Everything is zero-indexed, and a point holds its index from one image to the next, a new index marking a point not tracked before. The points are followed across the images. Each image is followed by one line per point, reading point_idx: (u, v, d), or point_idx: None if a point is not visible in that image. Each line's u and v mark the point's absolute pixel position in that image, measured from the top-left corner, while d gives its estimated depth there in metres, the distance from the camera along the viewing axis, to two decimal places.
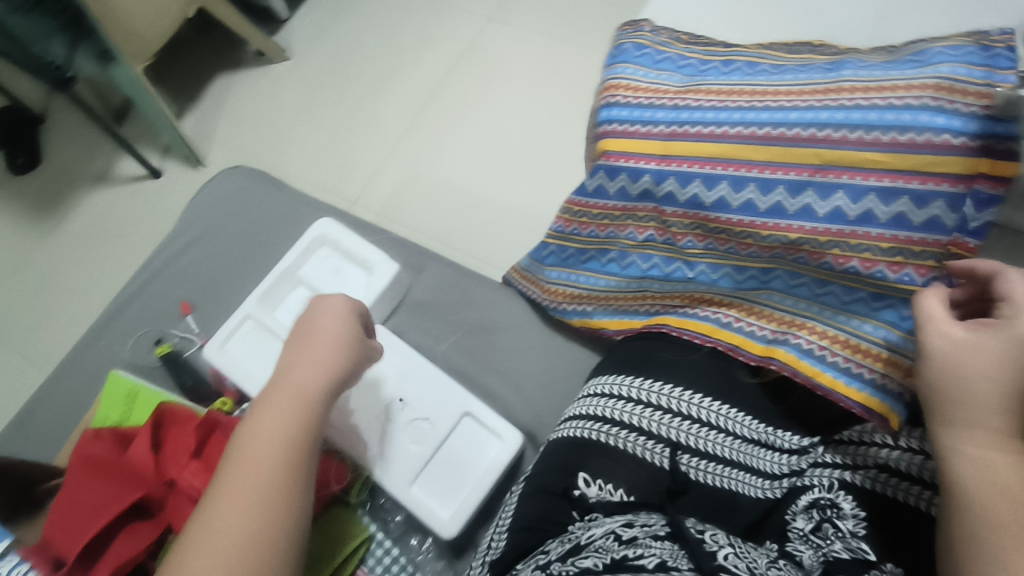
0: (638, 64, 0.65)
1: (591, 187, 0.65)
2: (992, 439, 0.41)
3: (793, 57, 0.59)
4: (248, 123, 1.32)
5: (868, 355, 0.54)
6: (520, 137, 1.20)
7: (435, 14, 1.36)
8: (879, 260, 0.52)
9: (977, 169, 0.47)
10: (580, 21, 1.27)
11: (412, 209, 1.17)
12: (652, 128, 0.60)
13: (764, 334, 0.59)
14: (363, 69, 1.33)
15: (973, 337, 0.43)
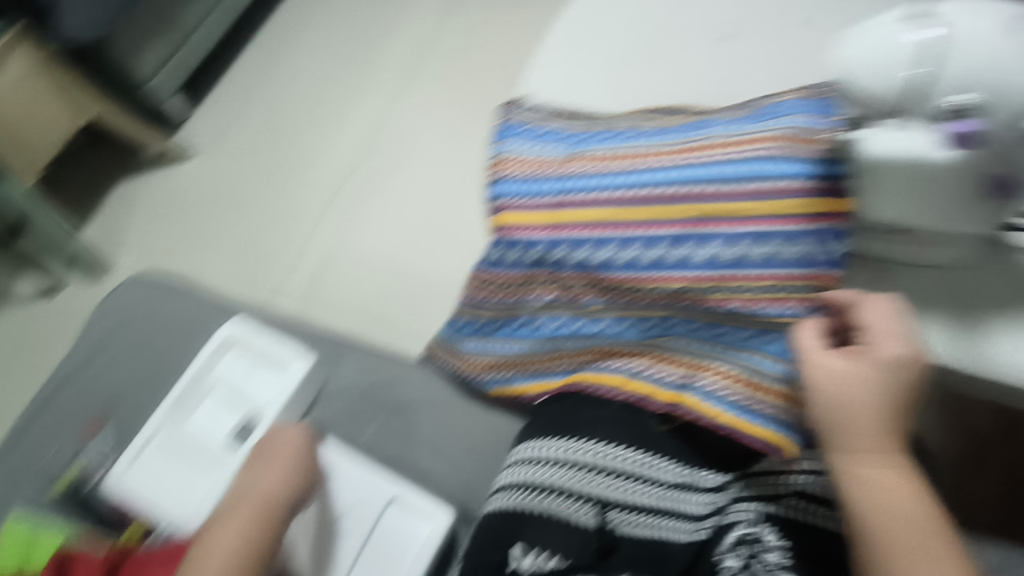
0: (523, 139, 0.69)
1: (494, 257, 0.68)
2: (878, 458, 0.48)
3: (661, 120, 0.64)
4: (177, 228, 1.45)
5: (765, 391, 0.55)
6: (421, 200, 1.34)
7: (338, 105, 1.52)
8: (759, 298, 0.55)
9: (824, 207, 0.52)
10: (464, 86, 1.44)
11: (336, 289, 1.30)
12: (540, 199, 0.64)
13: (676, 379, 0.60)
14: (277, 163, 1.48)
15: (847, 368, 0.48)
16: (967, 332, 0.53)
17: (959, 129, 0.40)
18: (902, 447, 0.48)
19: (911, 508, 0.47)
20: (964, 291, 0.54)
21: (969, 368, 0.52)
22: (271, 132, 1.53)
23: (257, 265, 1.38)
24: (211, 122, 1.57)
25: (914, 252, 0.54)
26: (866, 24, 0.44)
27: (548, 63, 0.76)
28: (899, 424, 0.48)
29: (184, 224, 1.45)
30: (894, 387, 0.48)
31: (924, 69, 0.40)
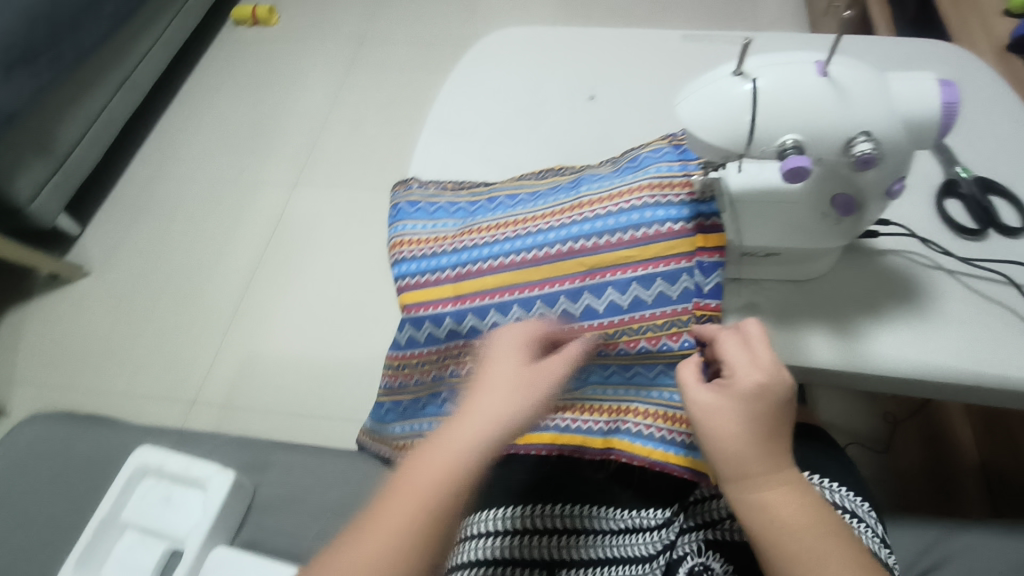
0: (417, 220, 0.72)
1: (404, 340, 0.68)
2: (766, 481, 0.47)
3: (542, 184, 0.68)
4: (78, 354, 1.38)
5: (676, 421, 0.61)
6: (337, 286, 1.37)
7: (239, 205, 1.57)
8: (660, 335, 0.58)
9: (696, 245, 0.57)
10: (364, 173, 1.57)
11: (260, 391, 1.28)
12: (440, 274, 0.65)
13: (599, 426, 0.65)
14: (182, 271, 1.47)
15: (715, 400, 0.49)
16: (849, 334, 0.57)
17: (788, 164, 0.46)
18: (789, 463, 0.48)
19: (808, 528, 0.46)
20: (836, 299, 0.59)
21: (857, 367, 0.56)
22: (170, 241, 1.52)
23: (171, 377, 1.33)
24: (106, 241, 1.55)
25: (785, 271, 0.60)
26: (699, 80, 0.49)
27: (429, 143, 0.77)
28: (780, 444, 0.48)
29: (86, 347, 1.39)
30: (762, 411, 0.48)
31: (747, 117, 0.46)
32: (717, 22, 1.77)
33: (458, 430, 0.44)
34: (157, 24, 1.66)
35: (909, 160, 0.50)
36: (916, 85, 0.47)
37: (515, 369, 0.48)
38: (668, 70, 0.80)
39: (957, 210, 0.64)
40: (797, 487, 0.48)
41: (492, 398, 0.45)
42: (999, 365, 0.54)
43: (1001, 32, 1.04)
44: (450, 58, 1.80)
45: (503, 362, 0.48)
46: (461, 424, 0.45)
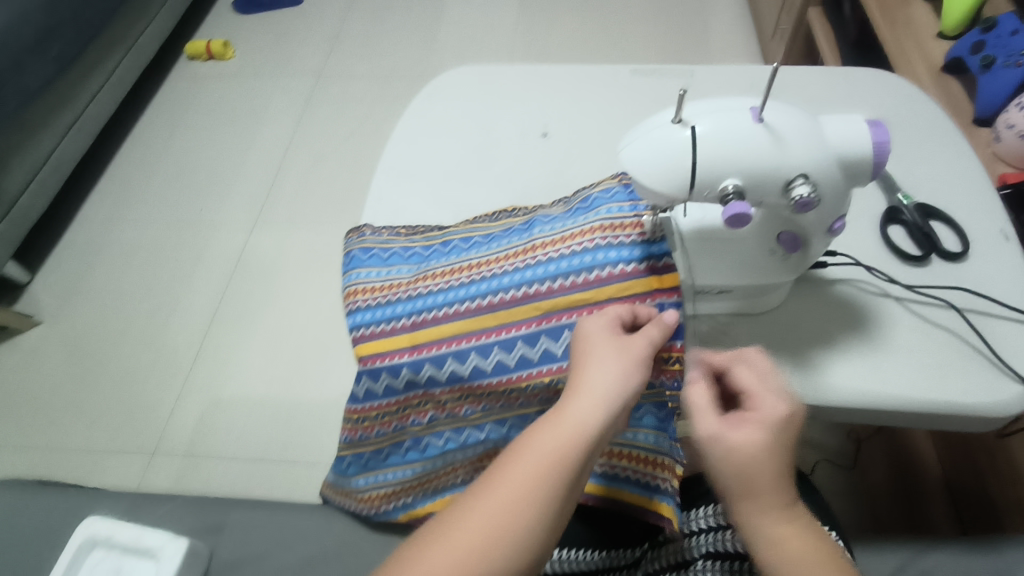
0: (370, 266, 0.70)
1: (360, 392, 0.65)
2: (779, 512, 0.47)
3: (496, 225, 0.68)
4: (27, 408, 1.31)
5: (658, 465, 0.61)
6: (301, 323, 1.35)
7: (198, 243, 1.54)
8: None
9: (651, 286, 0.57)
10: (324, 207, 1.56)
11: (224, 437, 1.24)
12: (396, 324, 0.63)
13: (604, 470, 0.65)
14: (138, 313, 1.42)
15: (745, 425, 0.48)
16: (804, 366, 0.58)
17: (730, 211, 0.46)
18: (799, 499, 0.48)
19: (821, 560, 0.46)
20: (790, 332, 0.60)
21: (813, 399, 0.56)
22: (126, 284, 1.48)
23: (129, 427, 1.27)
24: (58, 287, 1.49)
25: (738, 305, 0.61)
26: (640, 129, 0.50)
27: (381, 187, 0.77)
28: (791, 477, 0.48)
29: (37, 399, 1.32)
30: (785, 441, 0.48)
31: (687, 160, 0.47)
32: (670, 46, 1.82)
33: (571, 408, 0.48)
34: (107, 63, 1.63)
35: (849, 198, 0.51)
36: (848, 127, 0.48)
37: (627, 346, 0.50)
38: (618, 105, 0.81)
39: (900, 236, 0.66)
40: (801, 516, 0.48)
41: (601, 376, 0.49)
42: (947, 390, 0.55)
43: (935, 54, 1.08)
44: (409, 89, 1.81)
45: (614, 336, 0.51)
46: (570, 403, 0.48)
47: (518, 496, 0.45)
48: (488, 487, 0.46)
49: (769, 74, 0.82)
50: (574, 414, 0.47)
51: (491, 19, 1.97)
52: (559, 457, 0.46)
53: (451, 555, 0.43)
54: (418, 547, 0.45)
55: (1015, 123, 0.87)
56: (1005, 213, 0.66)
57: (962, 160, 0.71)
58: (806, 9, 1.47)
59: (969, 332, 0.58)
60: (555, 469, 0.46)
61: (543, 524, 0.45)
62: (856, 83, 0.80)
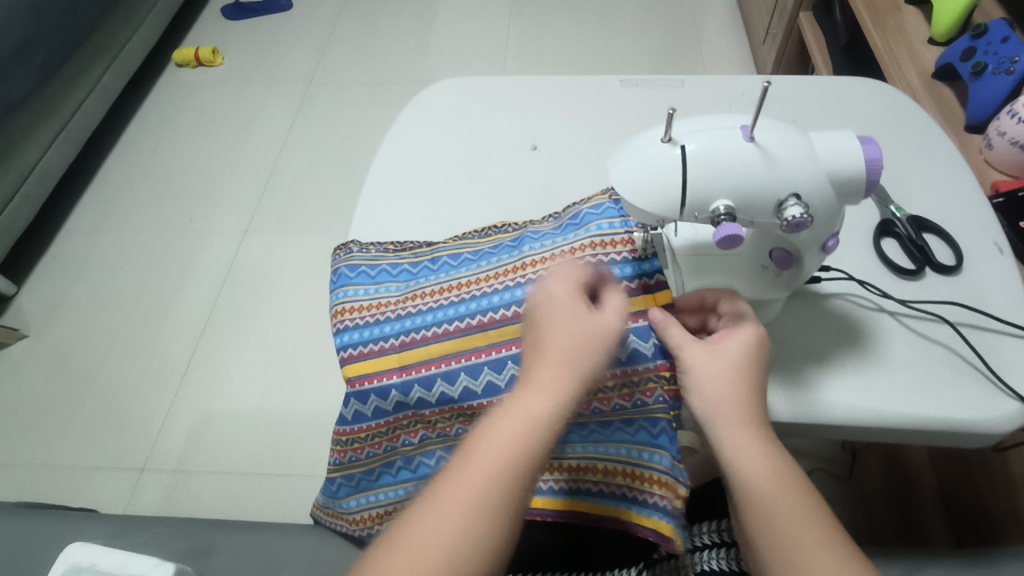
0: (358, 283, 0.67)
1: (349, 415, 0.63)
2: (756, 429, 0.49)
3: (485, 241, 0.67)
4: (12, 425, 1.28)
5: (634, 475, 0.57)
6: (293, 333, 1.34)
7: (187, 254, 1.52)
8: (612, 396, 0.56)
9: (643, 306, 0.55)
10: (315, 215, 1.55)
11: (214, 451, 1.22)
12: (384, 344, 0.61)
13: (555, 484, 0.61)
14: (126, 326, 1.40)
15: (715, 352, 0.52)
16: (798, 385, 0.57)
17: (721, 232, 0.45)
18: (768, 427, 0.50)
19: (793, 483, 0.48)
20: (786, 349, 0.59)
21: (808, 418, 0.55)
22: (114, 296, 1.46)
23: (117, 442, 1.25)
24: (44, 299, 1.47)
25: None
26: (629, 147, 0.49)
27: (369, 203, 0.75)
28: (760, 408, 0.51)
29: (22, 414, 1.30)
30: (751, 368, 0.51)
31: (677, 179, 0.46)
32: (662, 51, 1.81)
33: (536, 388, 0.46)
34: (93, 71, 1.61)
35: (841, 215, 0.50)
36: (841, 144, 0.47)
37: (591, 322, 0.49)
38: (608, 117, 0.80)
39: (894, 249, 0.66)
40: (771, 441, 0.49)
41: (567, 357, 0.47)
42: (945, 408, 0.54)
43: (927, 61, 1.07)
44: (400, 95, 1.80)
45: (579, 311, 0.49)
46: (530, 391, 0.46)
47: (485, 483, 0.43)
48: (454, 472, 0.44)
49: (760, 84, 0.81)
50: (541, 393, 0.46)
51: (483, 24, 1.97)
52: (526, 438, 0.44)
53: (422, 548, 0.41)
54: (384, 546, 0.42)
55: (1007, 130, 0.86)
56: (998, 225, 0.66)
57: (952, 170, 0.71)
58: (798, 14, 1.47)
59: (964, 346, 0.58)
60: (518, 458, 0.44)
61: (516, 512, 0.43)
62: (847, 93, 0.79)
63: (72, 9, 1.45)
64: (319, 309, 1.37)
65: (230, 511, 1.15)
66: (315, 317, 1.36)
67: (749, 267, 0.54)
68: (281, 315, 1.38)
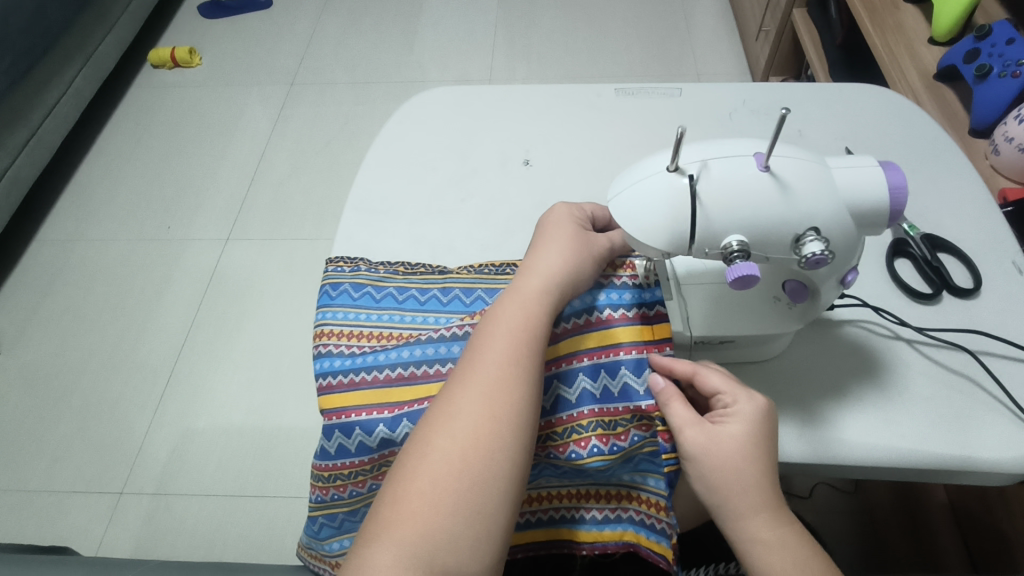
0: (358, 306, 0.59)
1: (330, 449, 0.53)
2: (771, 520, 0.45)
3: (504, 278, 0.61)
4: None
5: (634, 499, 0.52)
6: (277, 347, 1.30)
7: (167, 263, 1.46)
8: (609, 433, 0.49)
9: (646, 336, 0.51)
10: (298, 221, 1.50)
11: (196, 472, 1.17)
12: (378, 373, 0.53)
13: (526, 518, 0.56)
14: (103, 341, 1.34)
15: (718, 436, 0.46)
16: (814, 422, 0.53)
17: (734, 273, 0.42)
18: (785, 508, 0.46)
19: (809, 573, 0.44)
20: (799, 382, 0.55)
21: (825, 459, 0.52)
22: (90, 309, 1.40)
23: (94, 465, 1.19)
24: (17, 313, 1.41)
25: (747, 352, 0.56)
26: (630, 174, 0.45)
27: (351, 224, 0.70)
28: (774, 484, 0.46)
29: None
30: (763, 440, 0.46)
31: (688, 211, 0.42)
32: (654, 47, 1.76)
33: (526, 284, 0.50)
34: (67, 73, 1.55)
35: (860, 247, 0.46)
36: (863, 171, 0.43)
37: (575, 231, 0.54)
38: (603, 128, 0.76)
39: (908, 270, 0.62)
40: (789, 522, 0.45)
41: (550, 255, 0.52)
42: (971, 445, 0.51)
43: (929, 61, 1.03)
44: (385, 96, 1.74)
45: (562, 221, 0.55)
46: (523, 285, 0.50)
47: (492, 381, 0.46)
48: (461, 385, 0.47)
49: (763, 92, 0.77)
50: (529, 286, 0.50)
51: (468, 21, 1.91)
52: (525, 328, 0.48)
53: (443, 447, 0.44)
54: (407, 456, 0.45)
55: (1015, 136, 0.81)
56: (1015, 244, 0.63)
57: (965, 184, 0.68)
58: (792, 10, 1.43)
59: (986, 377, 0.55)
60: (520, 349, 0.47)
61: (529, 396, 0.46)
62: (853, 101, 0.76)
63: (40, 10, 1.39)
64: (303, 322, 1.32)
65: (213, 536, 1.10)
66: (300, 329, 1.32)
67: (759, 299, 0.52)
68: (264, 328, 1.32)
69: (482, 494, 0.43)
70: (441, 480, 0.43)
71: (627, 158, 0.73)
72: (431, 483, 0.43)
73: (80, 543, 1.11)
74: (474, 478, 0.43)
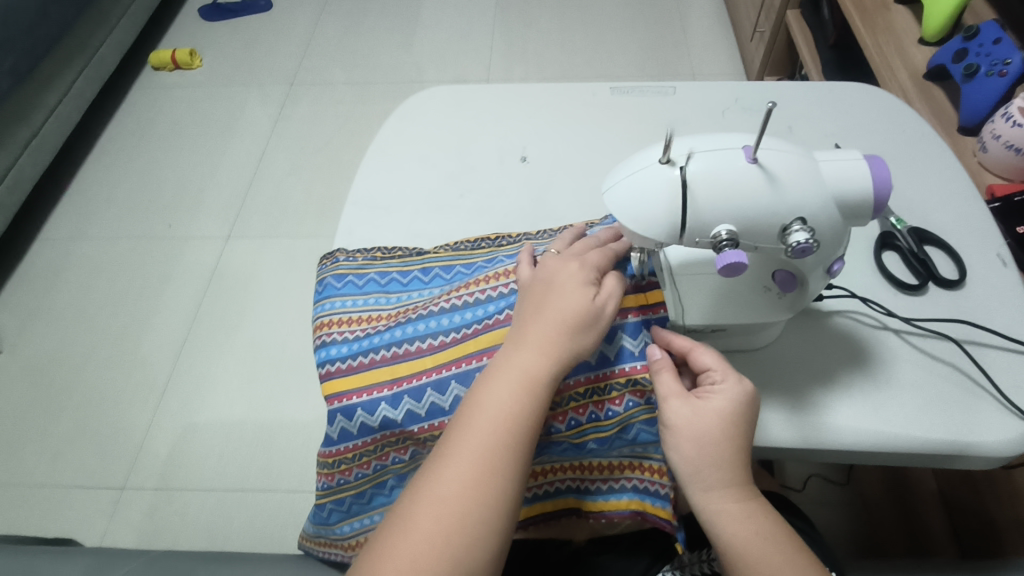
0: (345, 294, 0.61)
1: (334, 434, 0.54)
2: (738, 493, 0.47)
3: (479, 253, 0.63)
4: None
5: (638, 468, 0.54)
6: (277, 343, 1.31)
7: (168, 261, 1.47)
8: (604, 399, 0.51)
9: (646, 300, 0.54)
10: (298, 219, 1.51)
11: (198, 467, 1.18)
12: (374, 355, 0.55)
13: (534, 491, 0.57)
14: (106, 336, 1.36)
15: (704, 408, 0.47)
16: (801, 405, 0.55)
17: (724, 260, 0.43)
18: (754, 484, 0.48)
19: (778, 544, 0.46)
20: (788, 368, 0.57)
21: (811, 441, 0.53)
22: (91, 306, 1.41)
23: (97, 460, 1.20)
24: (19, 310, 1.42)
25: (736, 342, 0.57)
26: (625, 167, 0.47)
27: (352, 219, 0.72)
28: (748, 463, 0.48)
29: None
30: (749, 424, 0.48)
31: (677, 203, 0.44)
32: (649, 47, 1.78)
33: (538, 329, 0.48)
34: (67, 73, 1.56)
35: (846, 238, 0.48)
36: (848, 165, 0.45)
37: (585, 300, 0.48)
38: (599, 126, 0.78)
39: (895, 263, 0.64)
40: (756, 500, 0.47)
41: (564, 303, 0.48)
42: (948, 428, 0.53)
43: (918, 60, 1.05)
44: (384, 96, 1.76)
45: (571, 282, 0.49)
46: (535, 330, 0.48)
47: (480, 461, 0.44)
48: (447, 461, 0.45)
49: (756, 91, 0.79)
50: (527, 360, 0.47)
51: (466, 23, 1.93)
52: (518, 406, 0.46)
53: (425, 529, 0.43)
54: (388, 534, 0.44)
55: (1002, 134, 0.82)
56: (999, 237, 0.65)
57: (952, 180, 0.70)
58: (786, 11, 1.44)
59: (967, 362, 0.57)
60: (529, 396, 0.46)
61: (518, 480, 0.45)
62: (843, 100, 0.77)
63: (42, 11, 1.39)
64: (303, 319, 1.33)
65: (215, 529, 1.11)
66: (300, 326, 1.33)
67: (750, 290, 0.52)
68: (264, 326, 1.34)
69: (481, 542, 0.43)
70: (443, 525, 0.43)
71: (621, 154, 0.75)
72: (434, 528, 0.43)
73: (84, 536, 1.12)
74: (468, 540, 0.43)
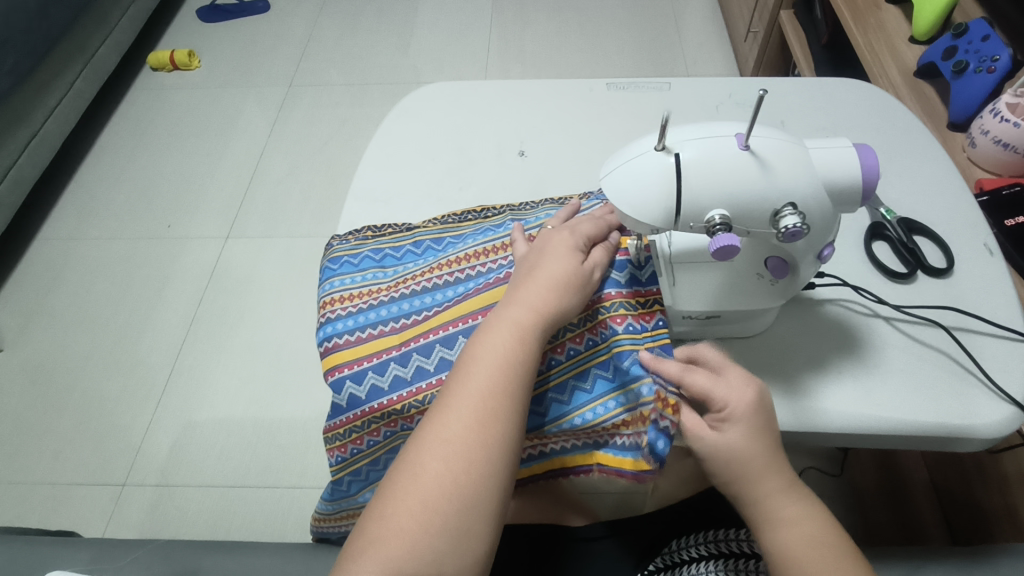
0: (344, 273, 0.62)
1: (343, 401, 0.55)
2: (790, 498, 0.48)
3: (466, 225, 0.65)
4: None
5: (623, 424, 0.52)
6: (276, 341, 1.31)
7: (169, 259, 1.48)
8: (583, 332, 0.54)
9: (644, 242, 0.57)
10: (297, 218, 1.53)
11: (199, 462, 1.19)
12: (382, 326, 0.56)
13: (534, 451, 0.57)
14: (106, 333, 1.37)
15: (719, 439, 0.48)
16: (797, 393, 0.56)
17: (716, 244, 0.45)
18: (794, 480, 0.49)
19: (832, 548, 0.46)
20: (787, 356, 0.59)
21: (810, 427, 0.55)
22: (92, 304, 1.42)
23: (99, 457, 1.21)
24: (20, 308, 1.43)
25: (735, 330, 0.59)
26: (621, 155, 0.48)
27: (353, 213, 0.73)
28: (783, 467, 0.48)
29: None
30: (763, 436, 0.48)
31: (671, 188, 0.45)
32: (643, 47, 1.80)
33: (528, 289, 0.50)
34: (68, 73, 1.57)
35: (836, 224, 0.50)
36: (837, 153, 0.47)
37: (573, 263, 0.51)
38: (595, 120, 0.80)
39: (885, 252, 0.66)
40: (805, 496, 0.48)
41: (552, 263, 0.51)
42: (951, 417, 0.54)
43: (908, 59, 1.07)
44: (381, 97, 1.77)
45: (561, 247, 0.52)
46: (524, 289, 0.50)
47: (479, 407, 0.46)
48: (447, 409, 0.46)
49: (748, 86, 0.81)
50: (519, 314, 0.49)
51: (463, 24, 1.94)
52: (514, 354, 0.47)
53: (428, 471, 0.44)
54: (391, 483, 0.45)
55: (990, 129, 0.84)
56: (987, 228, 0.66)
57: (941, 172, 0.71)
58: (779, 12, 1.46)
59: (957, 348, 0.58)
60: (521, 351, 0.48)
61: (518, 425, 0.46)
62: (835, 94, 0.79)
63: (42, 11, 1.40)
64: (302, 317, 1.34)
65: (215, 525, 1.12)
66: (299, 324, 1.34)
67: (744, 278, 0.53)
68: (263, 324, 1.35)
69: (480, 486, 0.44)
70: (441, 470, 0.44)
71: (616, 148, 0.77)
72: (433, 472, 0.44)
73: (85, 533, 1.13)
74: (466, 484, 0.44)
